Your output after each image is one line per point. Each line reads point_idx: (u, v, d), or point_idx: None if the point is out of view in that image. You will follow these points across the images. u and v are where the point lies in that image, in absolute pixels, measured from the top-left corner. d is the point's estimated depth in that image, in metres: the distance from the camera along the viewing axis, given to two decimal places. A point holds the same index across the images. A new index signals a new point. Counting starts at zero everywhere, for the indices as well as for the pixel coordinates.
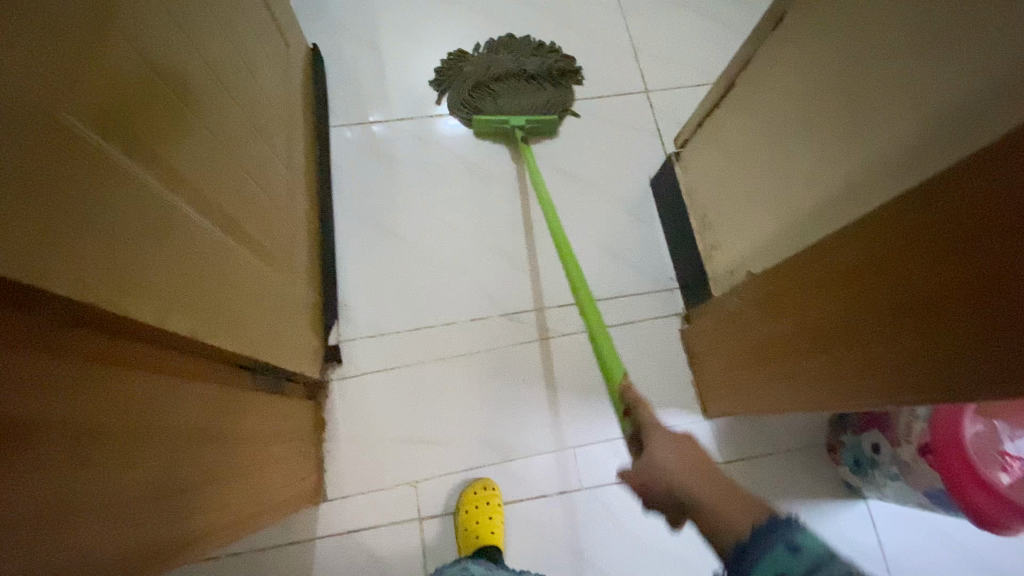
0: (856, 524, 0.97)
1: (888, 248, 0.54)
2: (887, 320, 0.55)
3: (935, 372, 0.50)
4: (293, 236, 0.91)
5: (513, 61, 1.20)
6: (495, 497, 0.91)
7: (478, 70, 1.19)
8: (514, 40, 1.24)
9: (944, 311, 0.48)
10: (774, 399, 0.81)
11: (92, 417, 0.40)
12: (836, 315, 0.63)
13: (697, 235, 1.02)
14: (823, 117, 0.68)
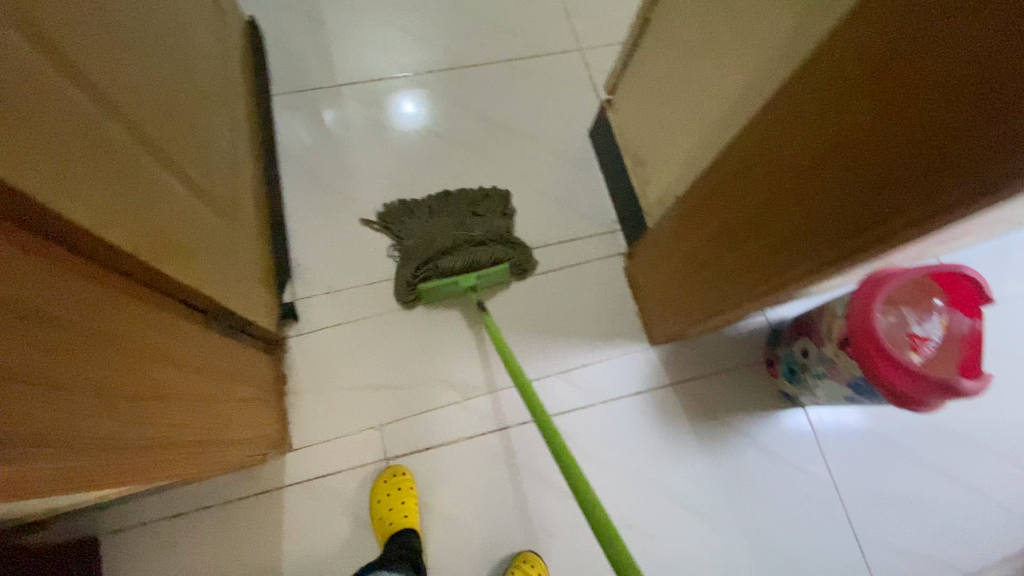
0: (792, 427, 1.07)
1: (794, 121, 0.59)
2: (799, 188, 0.60)
3: (840, 222, 0.55)
4: (239, 196, 0.94)
5: (454, 224, 1.08)
6: (405, 482, 0.91)
7: (421, 240, 1.06)
8: (450, 196, 1.11)
9: (844, 160, 0.53)
10: (704, 311, 0.88)
11: (40, 302, 0.44)
12: (761, 202, 0.68)
13: (631, 172, 1.06)
14: (720, 35, 0.73)
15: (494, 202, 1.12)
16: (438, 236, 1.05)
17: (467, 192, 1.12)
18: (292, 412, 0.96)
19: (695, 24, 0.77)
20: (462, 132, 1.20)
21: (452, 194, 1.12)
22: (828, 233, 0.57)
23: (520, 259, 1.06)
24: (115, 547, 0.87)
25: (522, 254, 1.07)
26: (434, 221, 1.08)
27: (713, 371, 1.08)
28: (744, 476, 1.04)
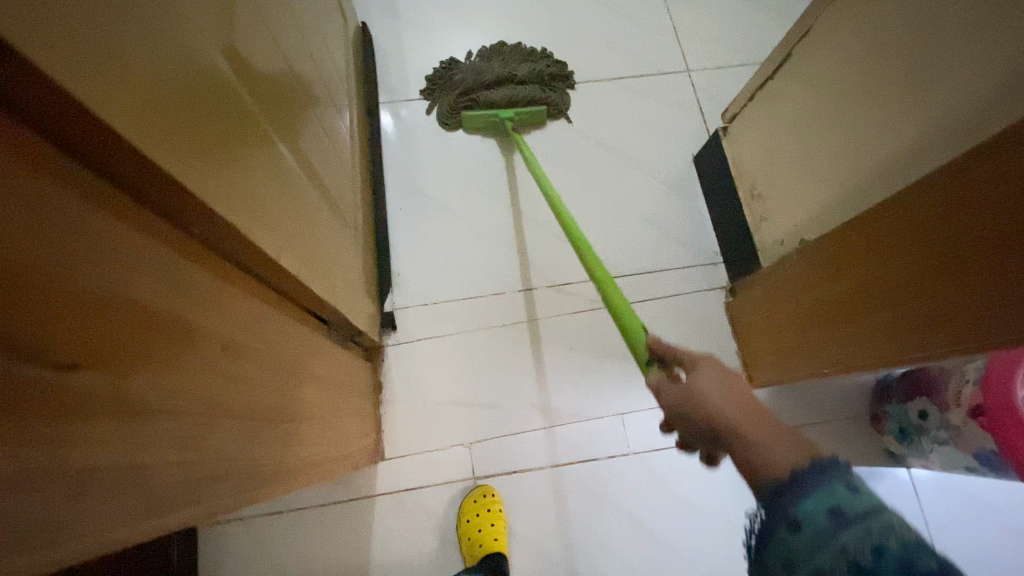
0: (895, 488, 1.01)
1: (953, 200, 0.57)
2: (952, 269, 0.58)
3: (999, 315, 0.53)
4: (352, 205, 0.95)
5: (503, 69, 1.16)
6: (494, 505, 0.90)
7: (468, 75, 1.16)
8: (507, 48, 1.20)
9: (1010, 256, 0.51)
10: (819, 366, 0.85)
11: (238, 335, 0.44)
12: (909, 272, 0.64)
13: (745, 208, 1.02)
14: (884, 83, 0.68)
15: (549, 63, 1.20)
16: (484, 75, 1.16)
17: (520, 46, 1.21)
18: (386, 422, 0.97)
19: (852, 68, 0.73)
20: (563, 150, 1.19)
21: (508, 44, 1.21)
22: (998, 320, 0.53)
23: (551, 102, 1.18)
24: (214, 540, 0.90)
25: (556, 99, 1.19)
26: (488, 61, 1.18)
27: (810, 420, 1.03)
28: None
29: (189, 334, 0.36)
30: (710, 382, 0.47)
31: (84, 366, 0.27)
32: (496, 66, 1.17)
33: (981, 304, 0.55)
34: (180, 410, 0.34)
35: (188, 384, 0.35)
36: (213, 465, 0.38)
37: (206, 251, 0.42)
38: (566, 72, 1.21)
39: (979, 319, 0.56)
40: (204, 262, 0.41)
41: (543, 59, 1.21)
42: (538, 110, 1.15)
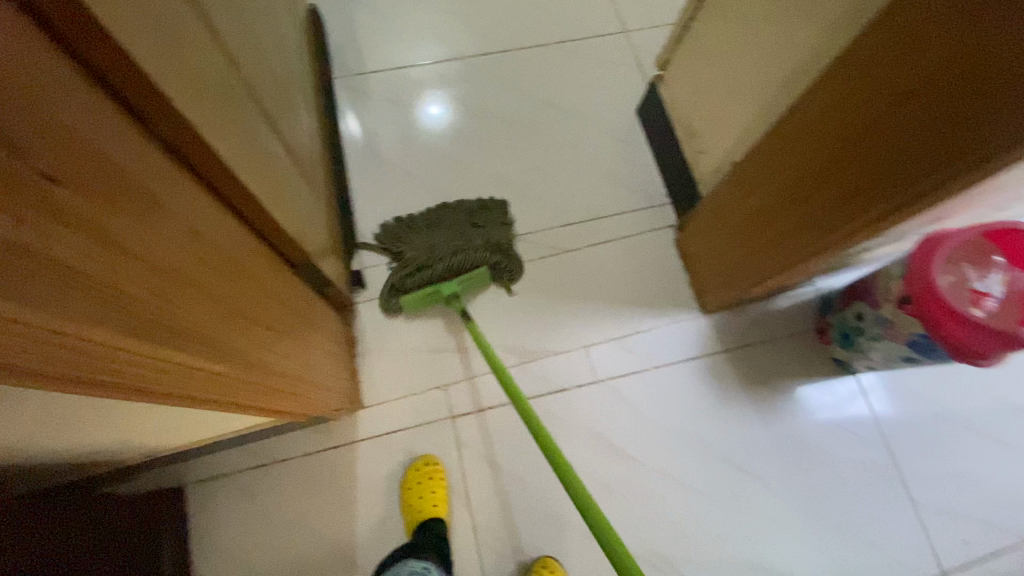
0: (844, 393, 1.09)
1: (849, 84, 0.66)
2: (854, 148, 0.66)
3: (896, 176, 0.62)
4: (313, 166, 0.99)
5: (456, 237, 1.07)
6: (436, 473, 0.92)
7: (417, 254, 1.04)
8: (450, 207, 1.11)
9: (903, 119, 0.59)
10: (758, 273, 0.92)
11: (203, 225, 0.49)
12: (819, 163, 0.73)
13: (683, 144, 1.09)
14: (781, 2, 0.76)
15: (493, 213, 1.11)
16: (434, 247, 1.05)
17: (467, 204, 1.11)
18: (361, 370, 1.01)
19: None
20: (512, 111, 1.25)
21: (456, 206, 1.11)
22: (901, 174, 0.61)
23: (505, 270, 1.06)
24: (201, 497, 0.92)
25: (511, 262, 1.07)
26: (432, 235, 1.08)
27: (764, 338, 1.10)
28: (797, 440, 1.05)
29: (155, 202, 0.41)
30: None
31: (77, 187, 0.32)
32: (446, 237, 1.07)
33: (880, 170, 0.63)
34: (152, 259, 0.39)
35: (160, 242, 0.40)
36: (184, 323, 0.43)
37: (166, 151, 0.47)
38: (508, 219, 1.12)
39: (879, 187, 0.64)
40: (163, 155, 0.46)
41: (493, 222, 1.10)
42: (484, 275, 1.03)
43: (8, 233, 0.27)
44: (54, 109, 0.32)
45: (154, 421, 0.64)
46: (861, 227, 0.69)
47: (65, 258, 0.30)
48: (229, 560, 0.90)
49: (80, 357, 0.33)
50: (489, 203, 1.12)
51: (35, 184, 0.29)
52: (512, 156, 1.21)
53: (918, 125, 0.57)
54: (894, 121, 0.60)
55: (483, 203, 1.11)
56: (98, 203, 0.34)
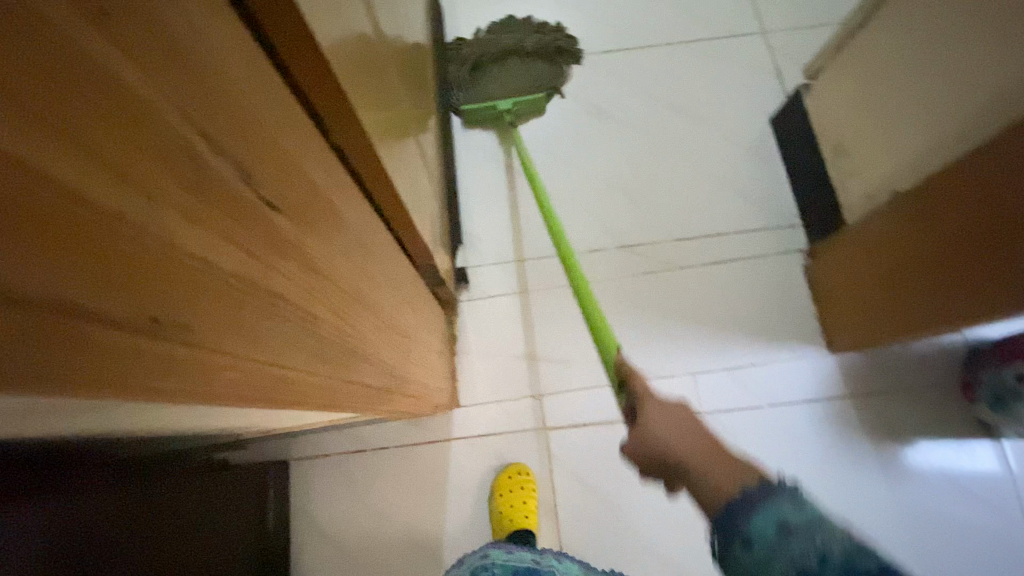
0: (988, 461, 0.96)
1: None
2: None
3: None
4: (432, 163, 0.98)
5: (513, 42, 1.15)
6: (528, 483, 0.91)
7: (476, 53, 1.14)
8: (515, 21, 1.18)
9: None
10: (913, 324, 0.81)
11: (366, 240, 0.48)
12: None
13: (829, 165, 0.98)
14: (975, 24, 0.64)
15: (558, 33, 1.18)
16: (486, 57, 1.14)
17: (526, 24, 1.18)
18: (460, 370, 1.01)
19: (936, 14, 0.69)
20: (631, 113, 1.18)
21: (517, 17, 1.20)
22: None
23: (555, 73, 1.16)
24: (303, 474, 0.96)
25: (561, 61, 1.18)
26: (496, 35, 1.16)
27: (895, 387, 0.99)
28: (922, 504, 0.95)
29: (339, 223, 0.40)
30: (659, 427, 0.49)
31: (291, 216, 0.31)
32: (506, 40, 1.15)
33: None
34: (334, 281, 0.38)
35: (340, 263, 0.39)
36: (349, 342, 0.42)
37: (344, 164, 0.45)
38: (574, 45, 1.18)
39: None
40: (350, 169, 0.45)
41: (553, 35, 1.17)
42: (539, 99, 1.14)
43: (228, 265, 0.25)
44: (279, 135, 0.31)
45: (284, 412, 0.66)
46: None
47: (276, 288, 0.30)
48: (324, 538, 0.93)
49: (275, 380, 0.33)
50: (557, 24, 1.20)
51: (261, 215, 0.28)
52: (628, 161, 1.15)
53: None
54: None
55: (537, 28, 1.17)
56: (304, 231, 0.33)
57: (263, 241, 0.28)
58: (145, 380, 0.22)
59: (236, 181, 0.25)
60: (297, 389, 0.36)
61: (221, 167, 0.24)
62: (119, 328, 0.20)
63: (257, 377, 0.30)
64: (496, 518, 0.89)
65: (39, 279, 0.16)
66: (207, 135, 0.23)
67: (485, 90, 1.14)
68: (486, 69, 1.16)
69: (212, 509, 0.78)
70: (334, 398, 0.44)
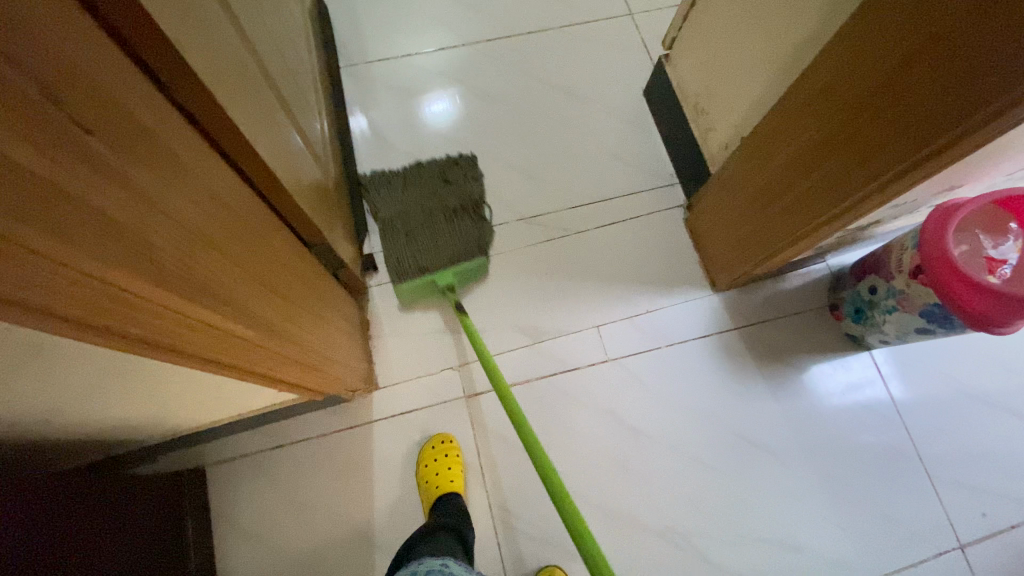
0: (859, 370, 1.09)
1: (861, 50, 0.65)
2: (868, 113, 0.66)
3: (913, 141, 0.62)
4: (324, 151, 1.00)
5: (427, 197, 1.08)
6: (452, 449, 0.93)
7: (393, 211, 1.06)
8: (420, 168, 1.12)
9: (920, 82, 0.59)
10: (770, 250, 0.92)
11: (227, 194, 0.50)
12: (832, 129, 0.72)
13: (692, 123, 1.09)
14: None
15: (461, 168, 1.14)
16: (410, 206, 1.06)
17: (434, 162, 1.13)
18: (376, 353, 1.02)
19: None
20: (519, 96, 1.25)
21: (415, 168, 1.13)
22: (910, 139, 0.62)
23: (483, 230, 1.07)
24: (221, 477, 0.94)
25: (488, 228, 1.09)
26: (410, 192, 1.09)
27: (775, 315, 1.10)
28: (811, 415, 1.05)
29: (184, 169, 0.42)
30: None
31: (111, 143, 0.33)
32: (416, 201, 1.07)
33: (895, 133, 0.63)
34: (183, 217, 0.40)
35: (188, 205, 0.41)
36: (211, 283, 0.44)
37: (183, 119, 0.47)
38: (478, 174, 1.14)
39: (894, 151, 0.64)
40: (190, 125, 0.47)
41: (456, 171, 1.13)
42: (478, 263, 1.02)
43: (46, 172, 0.28)
44: (87, 67, 0.33)
45: (178, 396, 0.65)
46: (878, 191, 0.69)
47: (99, 206, 0.32)
48: (252, 539, 0.91)
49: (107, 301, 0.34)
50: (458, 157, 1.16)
51: (71, 133, 0.30)
52: (520, 140, 1.21)
53: (929, 89, 0.58)
54: (898, 87, 0.61)
55: (450, 160, 1.13)
56: (132, 161, 0.35)
57: (77, 158, 0.30)
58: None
59: (42, 97, 0.27)
60: (127, 317, 0.38)
61: (25, 82, 0.26)
62: None
63: (73, 288, 0.32)
64: (425, 487, 0.90)
65: None
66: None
67: (414, 241, 1.01)
68: (410, 232, 1.03)
69: (132, 518, 0.76)
70: (187, 341, 0.45)
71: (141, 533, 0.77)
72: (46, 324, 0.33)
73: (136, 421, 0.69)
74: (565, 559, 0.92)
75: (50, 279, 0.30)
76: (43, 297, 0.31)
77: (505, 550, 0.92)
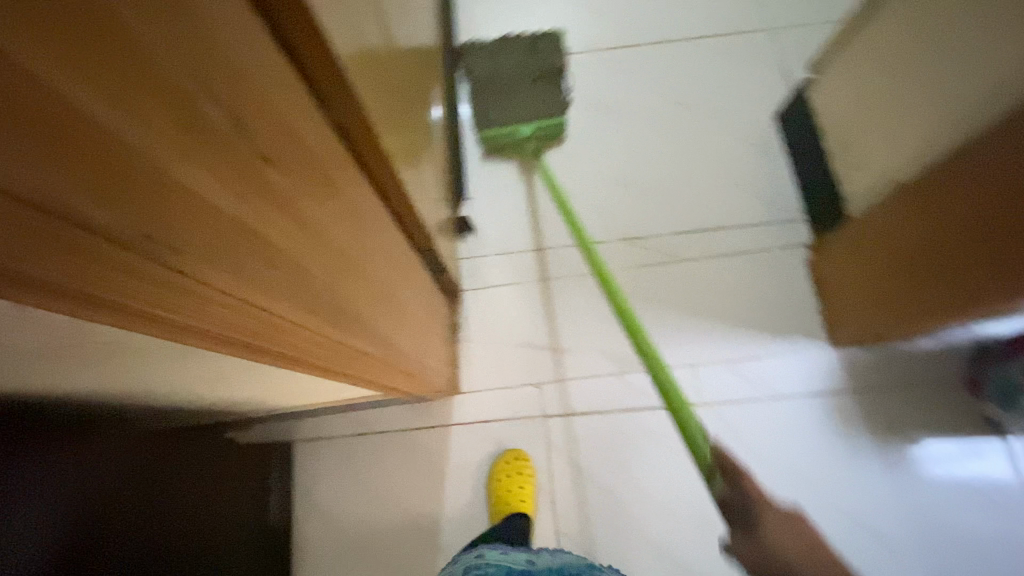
0: (994, 462, 0.94)
1: None
2: None
3: None
4: (440, 152, 1.00)
5: (518, 57, 1.15)
6: (525, 468, 0.92)
7: (485, 66, 1.14)
8: (507, 40, 1.17)
9: None
10: (915, 317, 0.80)
11: (365, 212, 0.50)
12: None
13: (833, 159, 0.98)
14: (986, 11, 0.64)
15: (549, 41, 1.16)
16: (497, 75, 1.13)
17: (521, 36, 1.16)
18: (463, 357, 1.02)
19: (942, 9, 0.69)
20: (638, 108, 1.19)
21: (501, 40, 1.16)
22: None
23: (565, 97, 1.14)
24: (305, 453, 0.98)
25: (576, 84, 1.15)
26: (501, 58, 1.15)
27: (902, 385, 0.98)
28: (926, 503, 0.93)
29: (342, 194, 0.43)
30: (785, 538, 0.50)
31: (281, 169, 0.32)
32: (506, 66, 1.13)
33: None
34: (336, 244, 0.41)
35: (333, 227, 0.41)
36: (341, 306, 0.43)
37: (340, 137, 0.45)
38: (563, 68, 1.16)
39: None
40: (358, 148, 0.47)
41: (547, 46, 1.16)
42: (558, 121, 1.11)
43: (223, 200, 0.27)
44: (279, 95, 0.33)
45: (286, 386, 0.68)
46: None
47: (270, 239, 0.31)
48: (328, 518, 0.95)
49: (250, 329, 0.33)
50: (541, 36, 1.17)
51: (253, 167, 0.29)
52: (634, 156, 1.16)
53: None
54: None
55: (538, 35, 1.16)
56: (297, 189, 0.34)
57: (255, 190, 0.29)
58: (129, 299, 0.24)
59: (234, 127, 0.27)
60: (286, 341, 0.38)
61: (218, 108, 0.26)
62: (116, 248, 0.21)
63: (244, 319, 0.32)
64: (496, 503, 0.90)
65: (33, 190, 0.17)
66: (205, 74, 0.24)
67: (503, 98, 1.12)
68: (502, 103, 1.12)
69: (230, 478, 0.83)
70: (320, 357, 0.46)
71: (217, 499, 0.79)
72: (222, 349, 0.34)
73: (246, 399, 0.73)
74: None
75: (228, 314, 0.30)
76: (223, 330, 0.31)
77: None
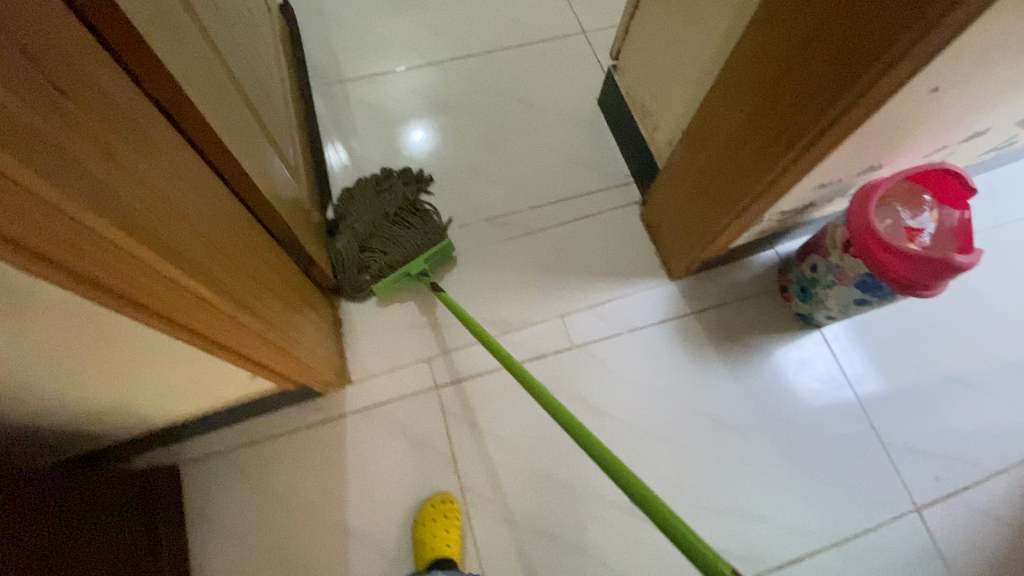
0: (811, 347, 1.15)
1: (760, 35, 0.72)
2: (774, 87, 0.73)
3: (818, 102, 0.68)
4: (296, 160, 1.06)
5: (369, 211, 1.11)
6: (453, 510, 0.93)
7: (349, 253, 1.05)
8: (355, 200, 1.14)
9: (806, 53, 0.67)
10: (711, 228, 0.99)
11: (185, 170, 0.56)
12: (751, 105, 0.79)
13: (641, 124, 1.17)
14: None
15: (394, 179, 1.17)
16: (362, 234, 1.07)
17: (366, 185, 1.16)
18: (350, 349, 1.06)
19: None
20: (481, 108, 1.33)
21: (353, 196, 1.15)
22: (811, 110, 0.69)
23: (432, 214, 1.11)
24: (196, 473, 0.96)
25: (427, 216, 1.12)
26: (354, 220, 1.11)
27: (731, 299, 1.16)
28: (770, 392, 1.10)
29: (145, 144, 0.48)
30: None
31: (76, 102, 0.38)
32: (362, 218, 1.10)
33: (797, 100, 0.71)
34: (146, 185, 0.46)
35: (147, 169, 0.47)
36: (172, 240, 0.49)
37: (128, 78, 0.50)
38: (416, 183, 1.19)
39: (799, 115, 0.71)
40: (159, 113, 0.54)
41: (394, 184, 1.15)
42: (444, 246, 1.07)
43: (23, 113, 0.33)
44: (61, 45, 0.39)
45: (150, 381, 0.68)
46: (796, 157, 0.75)
47: (73, 157, 0.37)
48: (228, 535, 0.93)
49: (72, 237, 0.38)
50: (385, 174, 1.18)
51: (50, 94, 0.36)
52: (482, 148, 1.29)
53: (816, 68, 0.66)
54: (788, 69, 0.70)
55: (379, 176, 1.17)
56: (96, 121, 0.40)
57: (51, 110, 0.35)
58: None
59: (20, 56, 0.33)
60: (108, 265, 0.44)
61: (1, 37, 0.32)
62: None
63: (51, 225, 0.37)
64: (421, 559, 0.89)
65: None
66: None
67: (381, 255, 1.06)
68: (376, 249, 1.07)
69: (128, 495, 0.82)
70: (150, 297, 0.50)
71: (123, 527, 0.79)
72: (16, 259, 0.38)
73: (114, 407, 0.72)
74: (536, 538, 0.95)
75: (34, 213, 0.36)
76: (23, 229, 0.36)
77: (477, 531, 0.95)
